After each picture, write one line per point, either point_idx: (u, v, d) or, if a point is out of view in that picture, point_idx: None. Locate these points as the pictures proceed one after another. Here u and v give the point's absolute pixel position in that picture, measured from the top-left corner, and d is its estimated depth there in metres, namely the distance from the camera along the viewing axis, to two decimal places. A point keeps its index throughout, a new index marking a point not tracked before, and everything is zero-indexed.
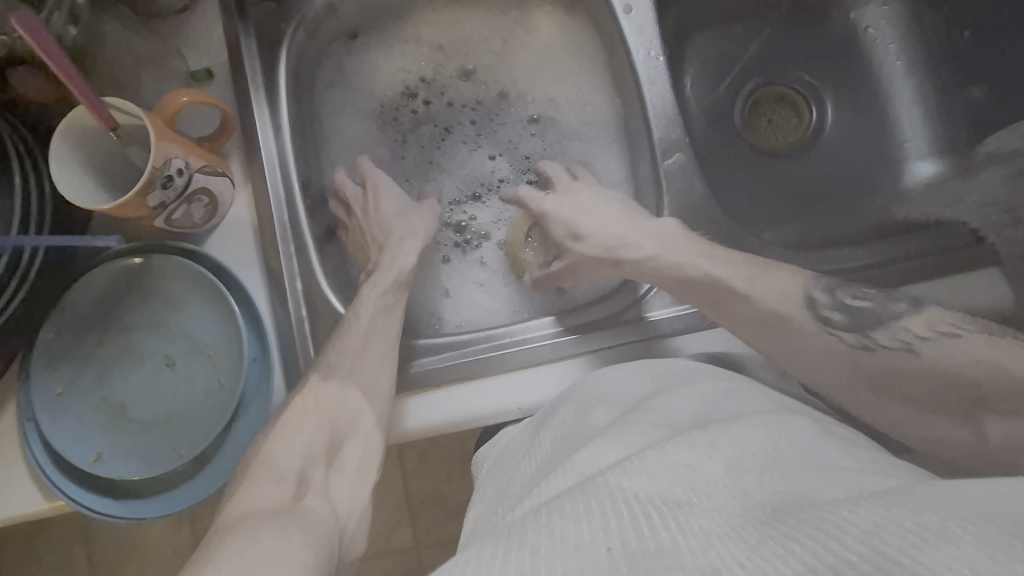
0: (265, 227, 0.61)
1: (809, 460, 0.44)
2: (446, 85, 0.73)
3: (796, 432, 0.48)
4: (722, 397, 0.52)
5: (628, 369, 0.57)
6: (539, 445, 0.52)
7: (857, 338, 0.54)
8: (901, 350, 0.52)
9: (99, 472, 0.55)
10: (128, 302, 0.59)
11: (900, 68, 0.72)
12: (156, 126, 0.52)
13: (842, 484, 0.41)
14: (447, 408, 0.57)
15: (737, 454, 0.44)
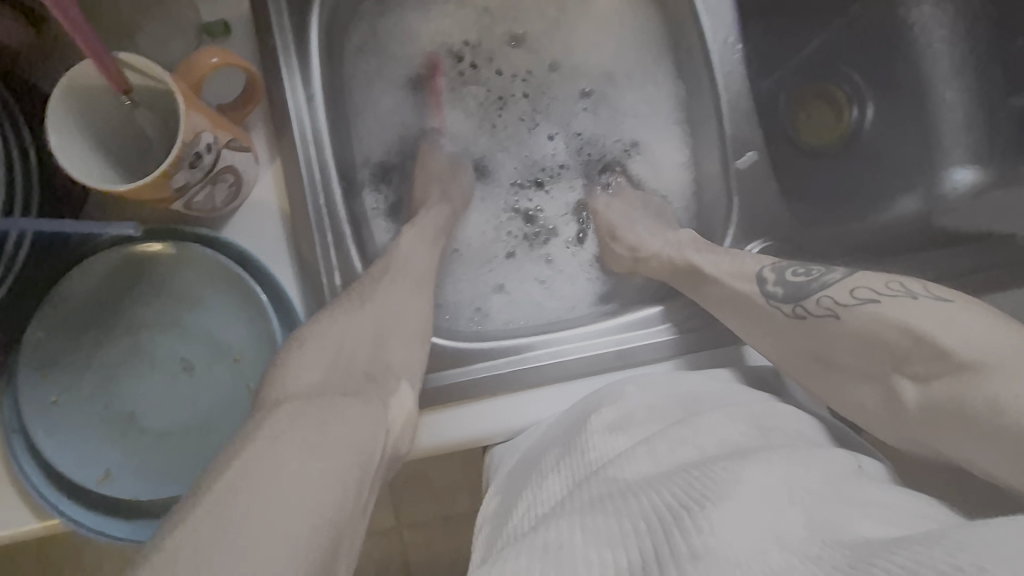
0: (297, 213, 0.54)
1: (867, 497, 0.41)
2: (494, 51, 0.69)
3: (844, 470, 0.44)
4: (763, 422, 0.48)
5: (676, 379, 0.54)
6: (556, 461, 0.47)
7: (792, 306, 0.51)
8: (827, 318, 0.49)
9: (110, 491, 0.48)
10: (134, 297, 0.51)
11: (946, 69, 0.71)
12: (184, 93, 0.43)
13: (907, 524, 0.38)
14: (498, 417, 0.55)
15: (784, 484, 0.40)
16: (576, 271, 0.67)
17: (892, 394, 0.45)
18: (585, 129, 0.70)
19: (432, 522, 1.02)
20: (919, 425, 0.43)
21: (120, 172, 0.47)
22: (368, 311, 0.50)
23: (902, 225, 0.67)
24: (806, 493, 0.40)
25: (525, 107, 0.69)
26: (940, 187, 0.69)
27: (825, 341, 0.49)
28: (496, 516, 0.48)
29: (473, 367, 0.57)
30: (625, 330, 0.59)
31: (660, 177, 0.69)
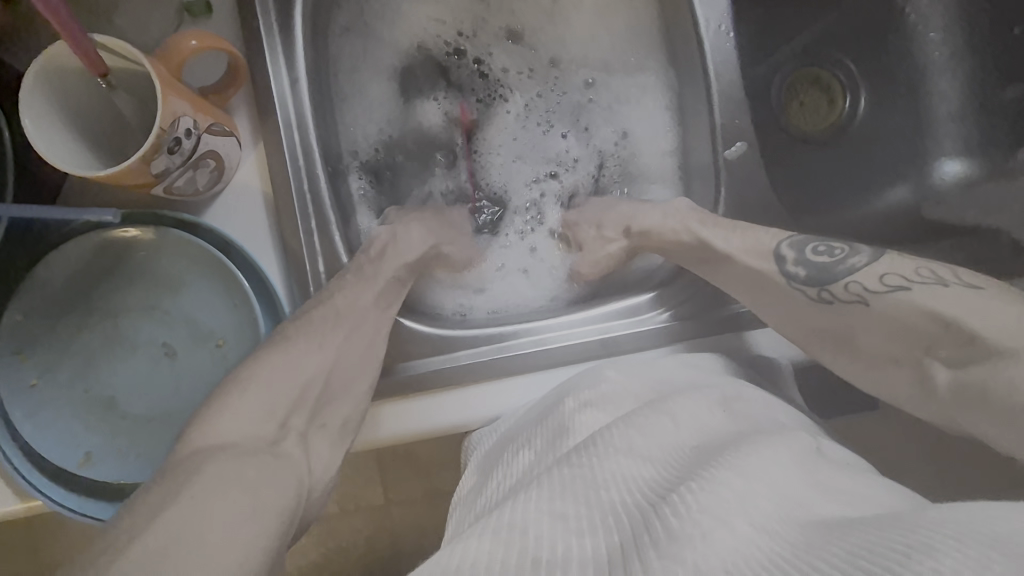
0: (280, 198, 0.53)
1: (830, 485, 0.42)
2: (494, 43, 0.69)
3: (806, 451, 0.46)
4: (732, 405, 0.49)
5: (650, 363, 0.55)
6: (533, 437, 0.48)
7: (817, 290, 0.51)
8: (855, 305, 0.49)
9: (90, 474, 0.48)
10: (114, 281, 0.50)
11: (945, 61, 0.69)
12: (163, 77, 0.42)
13: (868, 509, 0.40)
14: (476, 407, 0.55)
15: (756, 467, 0.41)
16: (558, 264, 0.67)
17: (918, 373, 0.46)
18: (590, 126, 0.70)
19: (420, 500, 1.02)
20: (948, 405, 0.45)
21: (98, 155, 0.46)
22: (339, 328, 0.50)
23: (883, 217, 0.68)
24: (773, 474, 0.41)
25: (522, 100, 0.70)
26: (931, 178, 0.69)
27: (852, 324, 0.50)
28: (468, 497, 0.49)
29: (457, 353, 0.57)
30: (608, 320, 0.60)
31: (652, 177, 0.68)
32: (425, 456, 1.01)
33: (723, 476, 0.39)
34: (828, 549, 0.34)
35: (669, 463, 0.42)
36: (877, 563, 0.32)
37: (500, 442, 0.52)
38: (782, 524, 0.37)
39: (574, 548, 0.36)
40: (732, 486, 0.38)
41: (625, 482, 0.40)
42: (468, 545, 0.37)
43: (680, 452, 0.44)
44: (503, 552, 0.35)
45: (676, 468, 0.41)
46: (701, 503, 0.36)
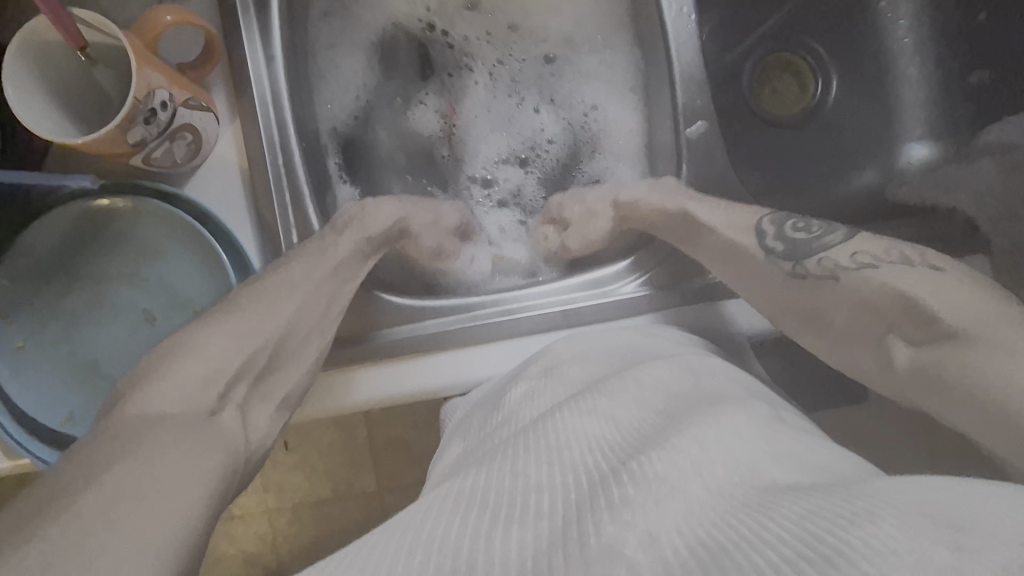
0: (255, 171, 0.55)
1: (794, 446, 0.38)
2: (455, 16, 0.73)
3: (784, 420, 0.43)
4: (708, 376, 0.48)
5: (620, 335, 0.55)
6: (502, 415, 0.47)
7: (793, 265, 0.52)
8: (826, 280, 0.50)
9: (71, 432, 0.50)
10: (97, 248, 0.53)
11: (908, 46, 0.72)
12: (137, 50, 0.45)
13: (836, 471, 0.35)
14: (443, 373, 0.57)
15: (726, 427, 0.38)
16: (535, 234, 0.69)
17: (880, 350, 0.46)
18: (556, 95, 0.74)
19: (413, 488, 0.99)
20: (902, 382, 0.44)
21: (81, 127, 0.48)
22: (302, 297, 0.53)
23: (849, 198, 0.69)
24: (740, 434, 0.37)
25: (489, 68, 0.74)
26: (899, 160, 0.72)
27: (815, 294, 0.50)
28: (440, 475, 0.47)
29: (426, 321, 0.59)
30: (572, 291, 0.61)
31: (618, 146, 0.71)
32: (419, 444, 0.98)
33: (684, 438, 0.36)
34: (780, 506, 0.29)
35: (634, 427, 0.40)
36: (825, 521, 0.27)
37: (493, 396, 0.52)
38: (747, 481, 0.33)
39: (530, 509, 0.34)
40: (692, 450, 0.35)
41: (585, 446, 0.38)
42: (429, 520, 0.35)
43: (645, 416, 0.41)
44: (459, 524, 0.33)
45: (639, 432, 0.39)
46: (657, 471, 0.33)
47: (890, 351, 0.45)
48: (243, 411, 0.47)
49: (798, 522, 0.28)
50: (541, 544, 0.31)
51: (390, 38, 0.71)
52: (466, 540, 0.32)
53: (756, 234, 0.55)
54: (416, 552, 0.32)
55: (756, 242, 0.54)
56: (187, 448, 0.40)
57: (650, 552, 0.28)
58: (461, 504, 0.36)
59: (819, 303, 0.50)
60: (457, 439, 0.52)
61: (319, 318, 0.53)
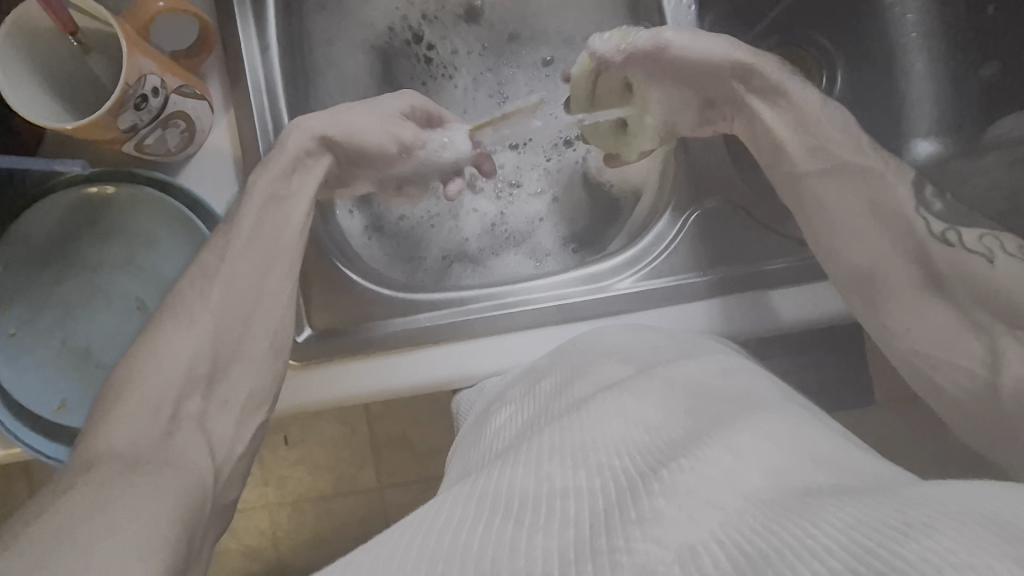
0: (249, 161, 0.55)
1: (823, 454, 0.39)
2: (450, 23, 0.73)
3: (803, 421, 0.44)
4: (728, 376, 0.48)
5: (635, 329, 0.56)
6: (523, 409, 0.47)
7: (944, 229, 0.49)
8: (980, 256, 0.48)
9: (65, 421, 0.50)
10: (91, 236, 0.52)
11: (916, 40, 0.71)
12: (128, 35, 0.44)
13: (863, 479, 0.37)
14: (446, 364, 0.56)
15: (754, 437, 0.39)
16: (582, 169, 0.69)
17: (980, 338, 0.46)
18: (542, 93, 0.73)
19: (415, 484, 0.97)
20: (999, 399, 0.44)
21: (71, 111, 0.48)
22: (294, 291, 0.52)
23: None
24: (769, 446, 0.38)
25: (472, 78, 0.73)
26: (907, 155, 0.70)
27: (932, 263, 0.49)
28: (460, 461, 0.48)
29: (419, 316, 0.59)
30: (568, 286, 0.60)
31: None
32: (420, 440, 0.96)
33: (715, 450, 0.37)
34: (822, 515, 0.30)
35: (661, 430, 0.40)
36: (876, 536, 0.28)
37: (486, 406, 0.52)
38: (779, 491, 0.34)
39: (554, 512, 0.34)
40: (722, 463, 0.36)
41: (612, 450, 0.38)
42: (449, 520, 0.35)
43: (672, 418, 0.41)
44: (481, 527, 0.33)
45: (666, 437, 0.39)
46: (688, 484, 0.34)
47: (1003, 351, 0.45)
48: (202, 422, 0.45)
49: (844, 534, 0.28)
50: (567, 551, 0.31)
51: (383, 37, 0.71)
52: (499, 539, 0.32)
53: (913, 188, 0.51)
54: (438, 555, 0.32)
55: (913, 192, 0.51)
56: (158, 476, 0.39)
57: (686, 563, 0.29)
58: (483, 504, 0.36)
59: (943, 273, 0.48)
60: (466, 436, 0.52)
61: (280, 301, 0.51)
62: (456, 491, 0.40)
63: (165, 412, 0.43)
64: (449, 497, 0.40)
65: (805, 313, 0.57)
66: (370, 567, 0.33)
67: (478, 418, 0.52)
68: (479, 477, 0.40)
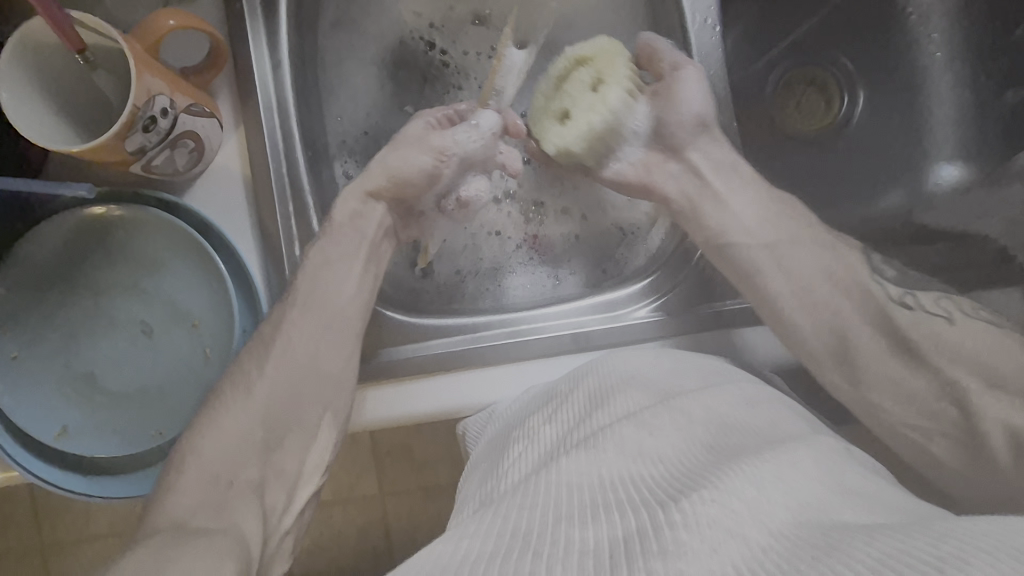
0: (258, 182, 0.54)
1: (853, 494, 0.38)
2: (458, 30, 0.71)
3: (831, 453, 0.43)
4: (751, 403, 0.47)
5: (656, 352, 0.54)
6: (539, 430, 0.46)
7: (901, 294, 0.55)
8: (939, 319, 0.54)
9: (66, 448, 0.48)
10: (97, 257, 0.51)
11: (941, 61, 0.68)
12: (138, 55, 0.43)
13: (890, 512, 0.37)
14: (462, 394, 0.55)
15: (780, 469, 0.38)
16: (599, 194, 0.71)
17: (953, 394, 0.52)
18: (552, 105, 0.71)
19: (415, 493, 0.95)
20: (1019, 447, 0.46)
21: (78, 130, 0.47)
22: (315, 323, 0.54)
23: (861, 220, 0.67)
24: (792, 475, 0.38)
25: (478, 84, 0.71)
26: (926, 184, 0.68)
27: (899, 332, 0.54)
28: (475, 485, 0.48)
29: (429, 343, 0.58)
30: (582, 314, 0.60)
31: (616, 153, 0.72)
32: (421, 447, 0.94)
33: (738, 481, 0.36)
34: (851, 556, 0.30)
35: (683, 458, 0.39)
36: (896, 566, 0.29)
37: (503, 435, 0.49)
38: (803, 528, 0.34)
39: (572, 545, 0.33)
40: (746, 493, 0.35)
41: (630, 481, 0.37)
42: (466, 548, 0.35)
43: (693, 446, 0.40)
44: (498, 559, 0.33)
45: (687, 467, 0.38)
46: (710, 516, 0.33)
47: (976, 408, 0.51)
48: (260, 491, 0.51)
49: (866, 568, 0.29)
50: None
51: (395, 46, 0.69)
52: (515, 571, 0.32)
53: (863, 257, 0.58)
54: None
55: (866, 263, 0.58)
56: (212, 549, 0.43)
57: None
58: (501, 530, 0.35)
59: (908, 335, 0.54)
60: (479, 462, 0.50)
61: (313, 358, 0.53)
62: (470, 520, 0.40)
63: (222, 482, 0.49)
64: (464, 526, 0.39)
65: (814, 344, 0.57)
66: None
67: (489, 443, 0.51)
68: (495, 505, 0.39)
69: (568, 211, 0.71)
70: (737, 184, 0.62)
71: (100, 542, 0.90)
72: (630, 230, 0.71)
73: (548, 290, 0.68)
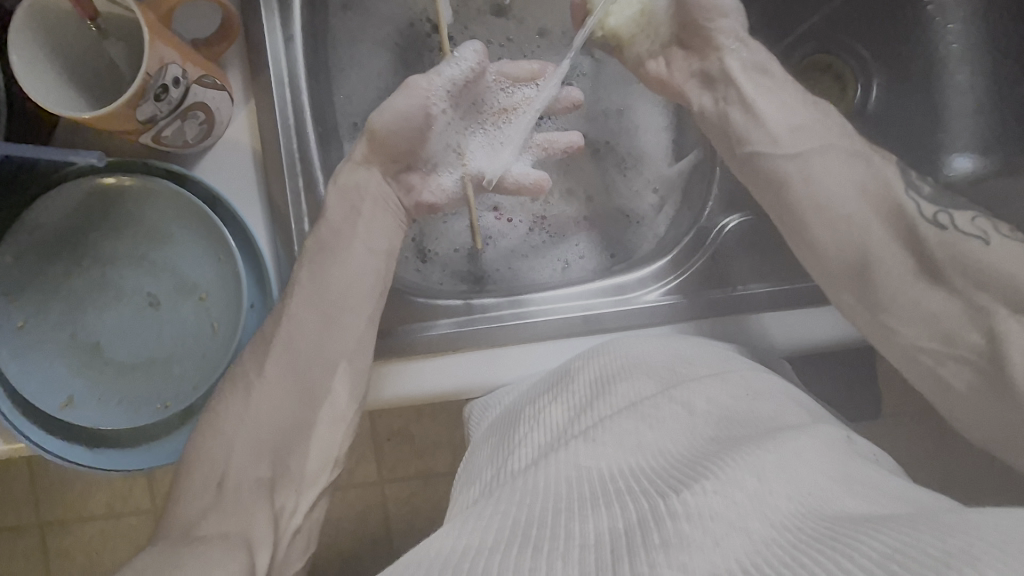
0: (268, 155, 0.54)
1: (859, 483, 0.38)
2: (473, 18, 0.71)
3: (837, 443, 0.42)
4: (755, 391, 0.47)
5: (664, 339, 0.54)
6: (541, 417, 0.46)
7: (935, 212, 0.54)
8: (975, 237, 0.52)
9: (72, 418, 0.48)
10: (104, 227, 0.51)
11: (957, 52, 0.68)
12: (150, 21, 0.42)
13: (898, 504, 0.36)
14: (471, 371, 0.55)
15: (785, 459, 0.37)
16: (622, 186, 0.72)
17: (979, 320, 0.50)
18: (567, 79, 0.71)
19: (414, 479, 0.94)
20: None
21: (88, 98, 0.46)
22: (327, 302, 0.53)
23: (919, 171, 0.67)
24: (795, 464, 0.37)
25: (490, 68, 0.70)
26: (943, 172, 0.68)
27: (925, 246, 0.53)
28: (476, 470, 0.47)
29: (438, 322, 0.58)
30: (594, 297, 0.60)
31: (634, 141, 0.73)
32: (419, 433, 0.94)
33: (740, 470, 0.35)
34: (857, 545, 0.30)
35: (684, 450, 0.39)
36: (910, 565, 0.29)
37: (510, 416, 0.49)
38: (806, 520, 0.33)
39: (572, 538, 0.33)
40: (748, 483, 0.34)
41: (632, 473, 0.37)
42: (468, 540, 0.34)
43: (694, 439, 0.40)
44: (499, 553, 0.32)
45: (687, 457, 0.38)
46: (713, 506, 0.33)
47: (1002, 331, 0.48)
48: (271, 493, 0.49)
49: (875, 565, 0.29)
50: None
51: (405, 32, 0.69)
52: (516, 562, 0.32)
53: (899, 172, 0.57)
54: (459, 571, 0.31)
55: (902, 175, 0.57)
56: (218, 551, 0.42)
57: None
58: (504, 521, 0.35)
59: (933, 251, 0.53)
60: (482, 448, 0.49)
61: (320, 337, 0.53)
62: (472, 509, 0.40)
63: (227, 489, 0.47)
64: (465, 515, 0.39)
65: (802, 335, 0.56)
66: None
67: (498, 420, 0.51)
68: (495, 496, 0.39)
69: (573, 190, 0.71)
70: (768, 86, 0.62)
71: (103, 519, 0.91)
72: (636, 216, 0.71)
73: (558, 273, 0.68)
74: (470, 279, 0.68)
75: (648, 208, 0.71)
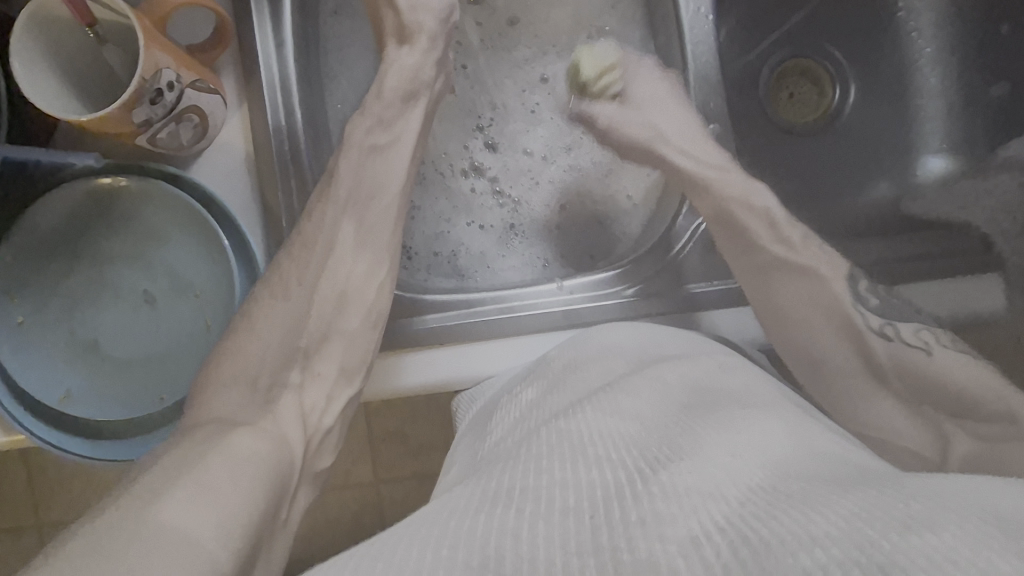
0: (261, 157, 0.56)
1: (831, 451, 0.39)
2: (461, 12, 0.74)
3: (795, 413, 0.44)
4: (723, 372, 0.48)
5: (639, 327, 0.55)
6: (522, 403, 0.48)
7: (881, 324, 0.55)
8: (918, 351, 0.54)
9: (71, 411, 0.50)
10: (101, 228, 0.52)
11: (929, 56, 0.71)
12: (146, 28, 0.44)
13: (867, 469, 0.37)
14: (454, 364, 0.57)
15: (755, 439, 0.38)
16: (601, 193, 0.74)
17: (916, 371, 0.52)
18: (504, 106, 0.74)
19: (409, 479, 0.95)
20: None
21: (84, 103, 0.48)
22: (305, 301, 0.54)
23: (882, 179, 0.70)
24: (764, 442, 0.38)
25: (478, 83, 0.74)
26: (914, 171, 0.71)
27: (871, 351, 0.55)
28: (464, 448, 0.50)
29: (425, 318, 0.60)
30: (574, 292, 0.62)
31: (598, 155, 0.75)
32: (414, 432, 0.95)
33: (715, 450, 0.36)
34: (827, 505, 0.30)
35: (657, 425, 0.40)
36: (874, 525, 0.28)
37: (491, 405, 0.51)
38: (780, 483, 0.34)
39: (554, 505, 0.34)
40: (722, 460, 0.35)
41: (611, 443, 0.38)
42: (452, 514, 0.36)
43: (670, 416, 0.41)
44: (482, 521, 0.34)
45: (661, 434, 0.39)
46: (688, 480, 0.33)
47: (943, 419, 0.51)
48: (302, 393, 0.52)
49: (843, 526, 0.28)
50: (569, 544, 0.31)
51: None
52: (501, 531, 0.32)
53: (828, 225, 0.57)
54: (442, 544, 0.33)
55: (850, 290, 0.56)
56: None
57: (689, 556, 0.28)
58: (488, 498, 0.36)
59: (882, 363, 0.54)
60: (463, 440, 0.52)
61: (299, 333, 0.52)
62: (461, 485, 0.41)
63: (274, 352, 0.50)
64: (454, 493, 0.40)
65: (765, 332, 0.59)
66: (384, 554, 0.34)
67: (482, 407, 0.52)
68: (480, 476, 0.40)
69: (544, 198, 0.74)
70: None
71: None
72: (609, 216, 0.73)
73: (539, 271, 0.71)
74: (458, 274, 0.70)
75: (620, 211, 0.74)
